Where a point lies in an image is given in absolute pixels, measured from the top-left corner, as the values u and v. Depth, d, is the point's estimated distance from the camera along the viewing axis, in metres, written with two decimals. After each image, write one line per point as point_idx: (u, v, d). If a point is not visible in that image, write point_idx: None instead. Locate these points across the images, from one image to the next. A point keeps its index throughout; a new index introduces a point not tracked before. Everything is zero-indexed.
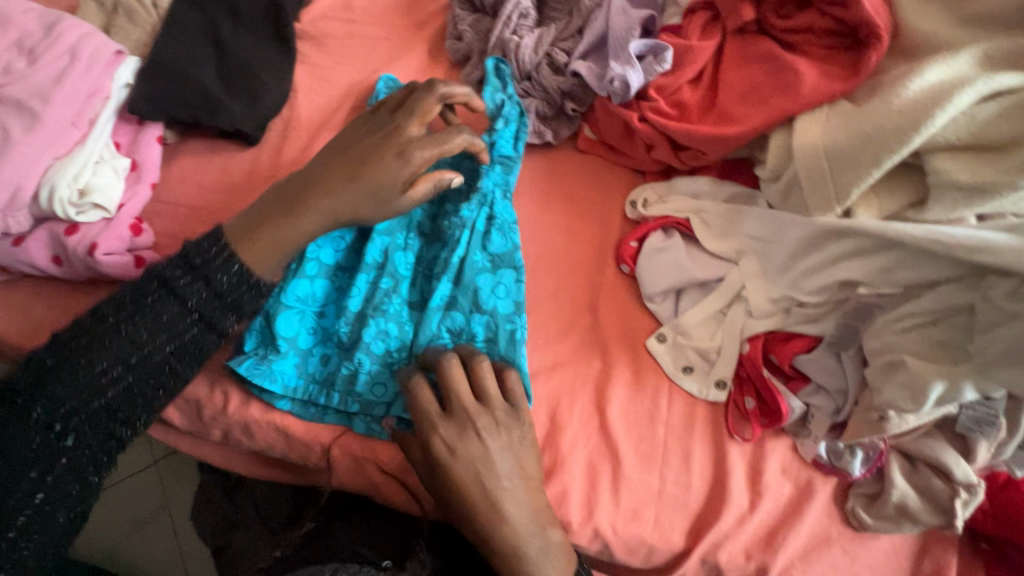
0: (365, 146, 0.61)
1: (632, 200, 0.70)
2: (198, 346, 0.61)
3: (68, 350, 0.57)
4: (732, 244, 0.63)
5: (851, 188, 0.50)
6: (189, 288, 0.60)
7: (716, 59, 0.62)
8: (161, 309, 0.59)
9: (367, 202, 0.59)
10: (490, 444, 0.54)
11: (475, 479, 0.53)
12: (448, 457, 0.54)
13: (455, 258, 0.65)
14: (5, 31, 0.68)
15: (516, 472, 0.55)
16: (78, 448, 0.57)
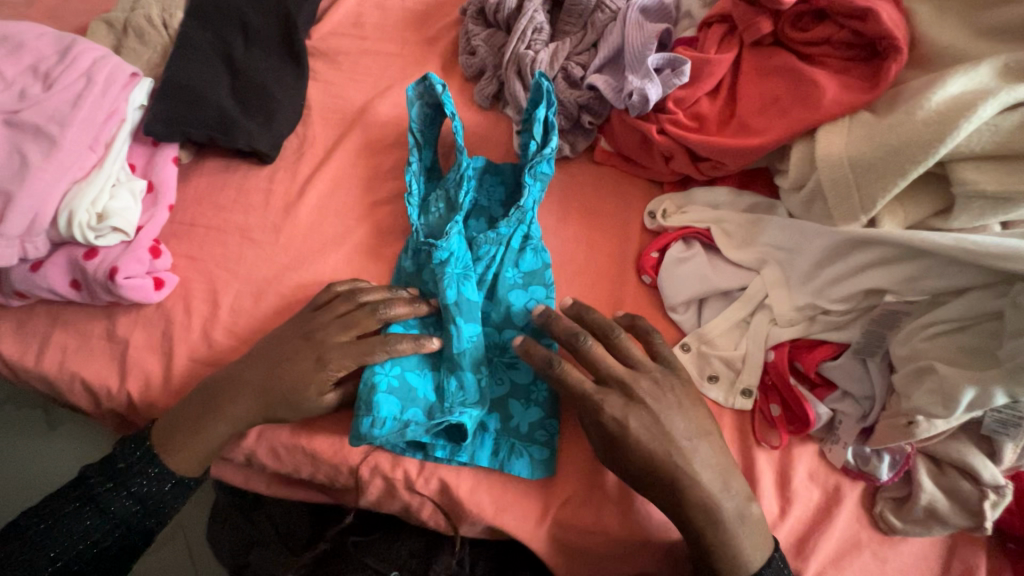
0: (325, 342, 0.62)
1: (651, 211, 0.70)
2: (125, 547, 0.63)
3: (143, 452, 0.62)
4: (754, 253, 0.63)
5: (877, 199, 0.51)
6: (145, 484, 0.61)
7: (734, 70, 0.63)
8: (95, 530, 0.60)
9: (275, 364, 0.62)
10: (653, 404, 0.57)
11: (658, 440, 0.56)
12: (627, 431, 0.56)
13: (489, 275, 0.66)
14: (20, 57, 0.67)
15: (694, 429, 0.57)
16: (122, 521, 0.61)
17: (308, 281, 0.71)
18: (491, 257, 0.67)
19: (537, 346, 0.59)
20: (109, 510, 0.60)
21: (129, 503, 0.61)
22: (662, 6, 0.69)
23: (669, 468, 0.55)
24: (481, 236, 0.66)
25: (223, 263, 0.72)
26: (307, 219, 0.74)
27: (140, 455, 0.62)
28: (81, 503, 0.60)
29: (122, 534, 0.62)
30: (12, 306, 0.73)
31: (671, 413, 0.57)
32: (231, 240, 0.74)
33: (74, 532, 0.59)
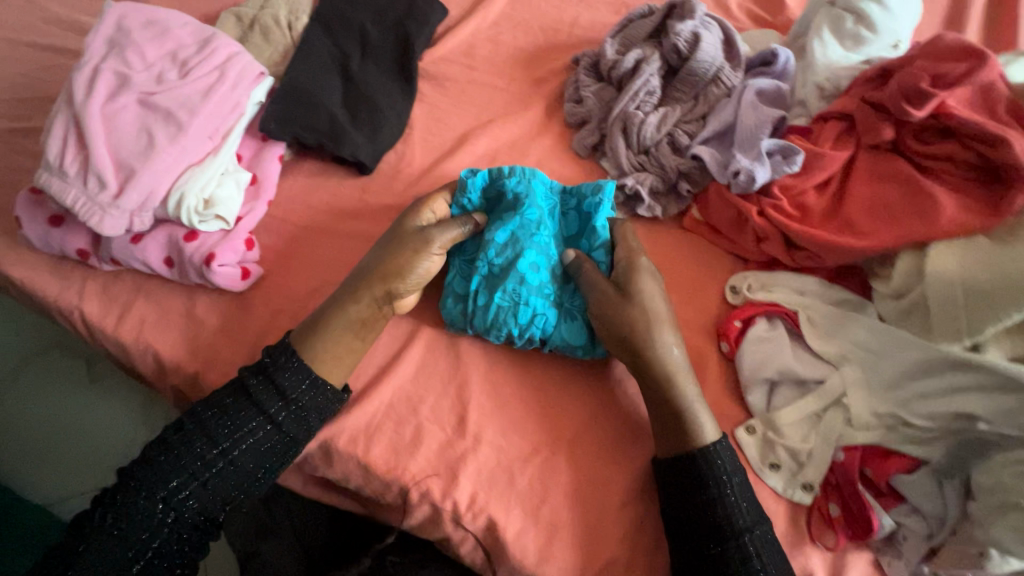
0: (405, 240, 0.67)
1: (733, 285, 0.71)
2: (274, 448, 0.61)
3: (257, 370, 0.62)
4: (836, 348, 0.63)
5: (986, 326, 0.51)
6: (289, 376, 0.61)
7: (845, 168, 0.63)
8: (249, 420, 0.60)
9: (396, 246, 0.66)
10: (656, 281, 0.67)
11: (655, 278, 0.68)
12: (640, 286, 0.65)
13: (536, 312, 0.66)
14: (163, 42, 0.70)
15: (678, 337, 0.64)
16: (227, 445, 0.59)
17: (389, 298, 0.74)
18: (536, 307, 0.66)
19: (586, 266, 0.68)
20: (259, 400, 0.60)
21: (275, 392, 0.61)
22: (779, 92, 0.69)
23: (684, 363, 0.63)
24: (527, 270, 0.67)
25: (308, 263, 0.75)
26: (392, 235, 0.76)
27: (278, 353, 0.62)
28: (237, 397, 0.60)
29: (272, 429, 0.60)
30: (101, 269, 0.75)
31: (661, 297, 0.65)
32: (320, 243, 0.76)
33: (236, 422, 0.59)
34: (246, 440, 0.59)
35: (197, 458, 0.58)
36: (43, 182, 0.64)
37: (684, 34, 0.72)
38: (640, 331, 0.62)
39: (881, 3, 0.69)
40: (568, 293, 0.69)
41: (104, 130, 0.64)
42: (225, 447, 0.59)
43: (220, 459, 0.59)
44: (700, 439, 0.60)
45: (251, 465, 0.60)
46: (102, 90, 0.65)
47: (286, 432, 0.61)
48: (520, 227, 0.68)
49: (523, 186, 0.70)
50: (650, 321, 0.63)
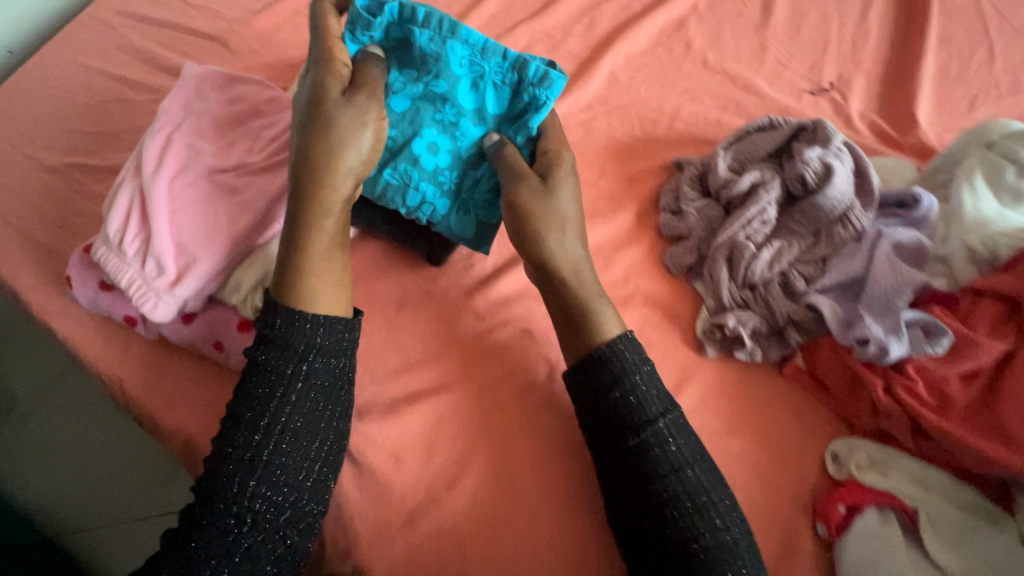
0: (325, 114, 0.58)
1: (835, 452, 0.63)
2: (317, 418, 0.54)
3: (264, 336, 0.55)
4: (963, 564, 0.53)
5: None
6: (297, 328, 0.54)
7: (1000, 360, 0.54)
8: (274, 398, 0.53)
9: (315, 124, 0.58)
10: (570, 183, 0.64)
11: (575, 198, 0.64)
12: (557, 182, 0.62)
13: (432, 190, 0.66)
14: (242, 116, 0.65)
15: (579, 233, 0.63)
16: (261, 436, 0.52)
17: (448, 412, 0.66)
18: (427, 196, 0.66)
19: (507, 151, 0.63)
20: (276, 364, 0.53)
21: (285, 353, 0.54)
22: (921, 247, 0.60)
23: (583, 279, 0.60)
24: (430, 152, 0.65)
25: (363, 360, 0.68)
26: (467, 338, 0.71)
27: (272, 314, 0.55)
28: (253, 370, 0.54)
29: (306, 387, 0.54)
30: (147, 337, 0.70)
31: (571, 200, 0.63)
32: (379, 340, 0.70)
33: (260, 405, 0.53)
34: (286, 411, 0.53)
35: (246, 450, 0.51)
36: (98, 258, 0.59)
37: (814, 164, 0.63)
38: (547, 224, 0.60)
39: None
40: (460, 181, 0.67)
41: (169, 208, 0.59)
42: (266, 431, 0.52)
43: (269, 440, 0.52)
44: (602, 334, 0.58)
45: (301, 450, 0.53)
46: (172, 165, 0.61)
47: (323, 384, 0.55)
48: (422, 97, 0.65)
49: (435, 49, 0.63)
50: (571, 213, 0.62)
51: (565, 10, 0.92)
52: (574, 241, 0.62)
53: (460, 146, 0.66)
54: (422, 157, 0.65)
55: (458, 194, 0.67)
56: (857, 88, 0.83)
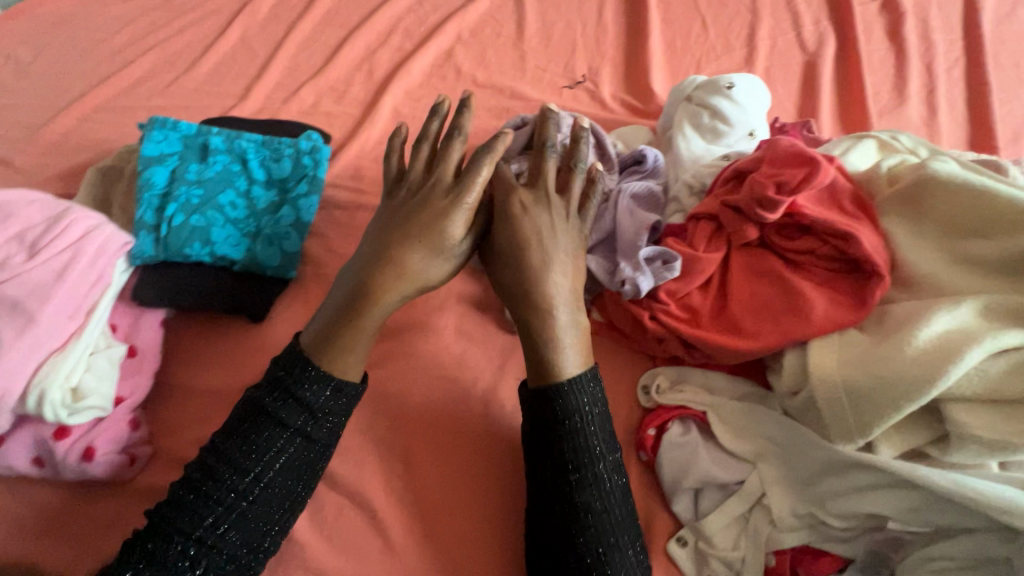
0: (428, 201, 0.64)
1: (644, 385, 0.69)
2: (299, 470, 0.57)
3: (279, 383, 0.58)
4: (750, 445, 0.62)
5: (874, 426, 0.50)
6: (308, 387, 0.57)
7: (722, 268, 0.64)
8: (274, 442, 0.56)
9: (400, 239, 0.62)
10: (571, 228, 0.66)
11: (566, 232, 0.65)
12: (549, 227, 0.64)
13: (242, 233, 0.75)
14: (7, 225, 0.66)
15: (569, 267, 0.64)
16: (250, 474, 0.55)
17: (361, 475, 0.64)
18: (231, 235, 0.74)
19: (515, 197, 0.65)
20: (282, 418, 0.57)
21: (296, 407, 0.57)
22: (652, 193, 0.71)
23: (546, 299, 0.61)
24: (229, 206, 0.75)
25: (202, 432, 0.69)
26: (392, 386, 0.69)
27: (295, 363, 0.59)
28: (258, 419, 0.57)
29: (304, 444, 0.58)
30: None
31: (554, 231, 0.64)
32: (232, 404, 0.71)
33: (259, 446, 0.56)
34: (276, 459, 0.56)
35: (234, 485, 0.55)
36: None
37: (554, 144, 0.73)
38: (504, 249, 0.64)
39: (730, 98, 0.72)
40: (264, 223, 0.76)
41: None
42: (254, 474, 0.55)
43: (256, 481, 0.55)
44: (563, 373, 0.59)
45: (276, 496, 0.56)
46: None
47: (323, 445, 0.59)
48: (220, 173, 0.77)
49: (227, 143, 0.79)
50: (553, 243, 0.64)
51: (344, 64, 1.00)
52: (560, 270, 0.63)
53: (257, 204, 0.77)
54: (225, 210, 0.75)
55: (263, 233, 0.75)
56: (605, 74, 0.96)
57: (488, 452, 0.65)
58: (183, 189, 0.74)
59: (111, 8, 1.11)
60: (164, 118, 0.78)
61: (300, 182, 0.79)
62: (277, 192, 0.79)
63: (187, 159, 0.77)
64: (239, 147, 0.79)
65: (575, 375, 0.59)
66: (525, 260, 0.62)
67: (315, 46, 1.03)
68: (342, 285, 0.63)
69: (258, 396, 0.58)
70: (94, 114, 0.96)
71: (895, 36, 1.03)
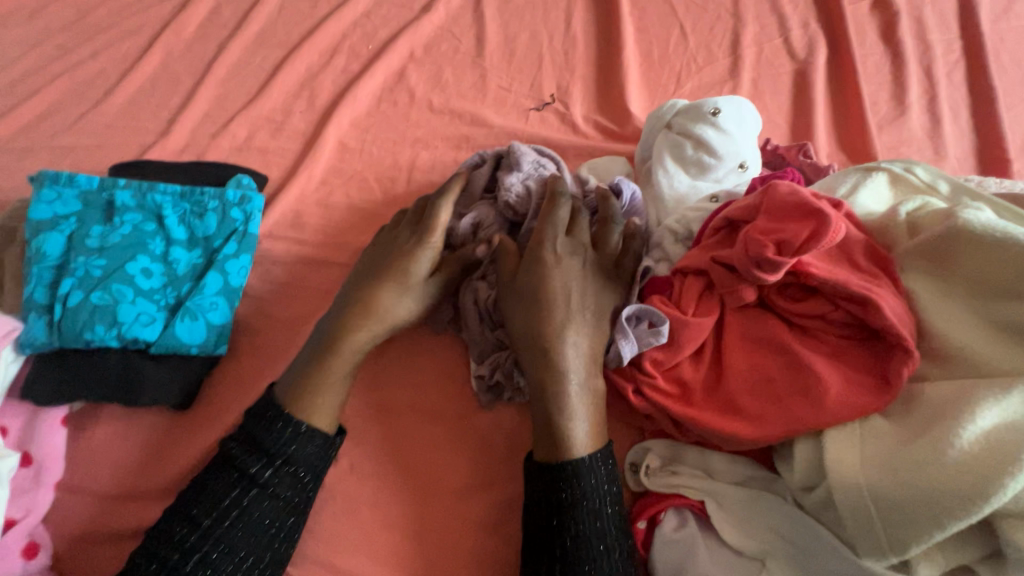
0: (399, 247, 0.67)
1: (631, 464, 0.60)
2: (262, 527, 0.54)
3: (243, 429, 0.57)
4: (757, 541, 0.53)
5: (911, 544, 0.41)
6: (270, 432, 0.56)
7: (716, 332, 0.55)
8: (233, 493, 0.54)
9: (371, 281, 0.65)
10: (581, 276, 0.61)
11: (580, 279, 0.61)
12: (555, 272, 0.61)
13: (157, 308, 0.63)
14: None
15: (590, 319, 0.60)
16: (205, 529, 0.53)
17: (353, 564, 0.57)
18: (143, 312, 0.63)
19: (508, 252, 0.65)
20: (241, 464, 0.55)
21: (259, 455, 0.56)
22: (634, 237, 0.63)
23: (557, 355, 0.57)
24: (140, 276, 0.64)
25: (116, 549, 0.59)
26: (407, 452, 0.62)
27: (262, 409, 0.58)
28: (220, 468, 0.56)
29: (262, 495, 0.55)
30: None
31: (582, 292, 0.60)
32: (151, 512, 0.60)
33: (217, 497, 0.54)
34: (234, 513, 0.54)
35: (187, 542, 0.52)
36: None
37: (513, 189, 0.67)
38: (523, 299, 0.60)
39: (716, 126, 0.63)
40: (185, 294, 0.65)
41: None
42: (209, 527, 0.53)
43: (209, 538, 0.52)
44: (571, 444, 0.54)
45: (233, 558, 0.53)
46: None
47: (281, 496, 0.55)
48: (128, 236, 0.65)
49: (137, 199, 0.68)
50: (564, 297, 0.60)
51: (281, 90, 0.88)
52: (579, 332, 0.58)
53: (175, 270, 0.66)
54: (134, 282, 0.63)
55: (183, 306, 0.64)
56: (575, 92, 0.86)
57: (465, 515, 0.60)
58: (83, 259, 0.63)
59: (12, 29, 0.98)
60: (60, 172, 0.67)
61: (227, 242, 0.68)
62: (200, 254, 0.68)
63: (87, 221, 0.65)
64: (153, 203, 0.68)
65: (589, 455, 0.53)
66: (542, 316, 0.58)
67: (249, 69, 0.92)
68: (325, 333, 0.62)
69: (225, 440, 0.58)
70: None
71: (890, 37, 0.94)
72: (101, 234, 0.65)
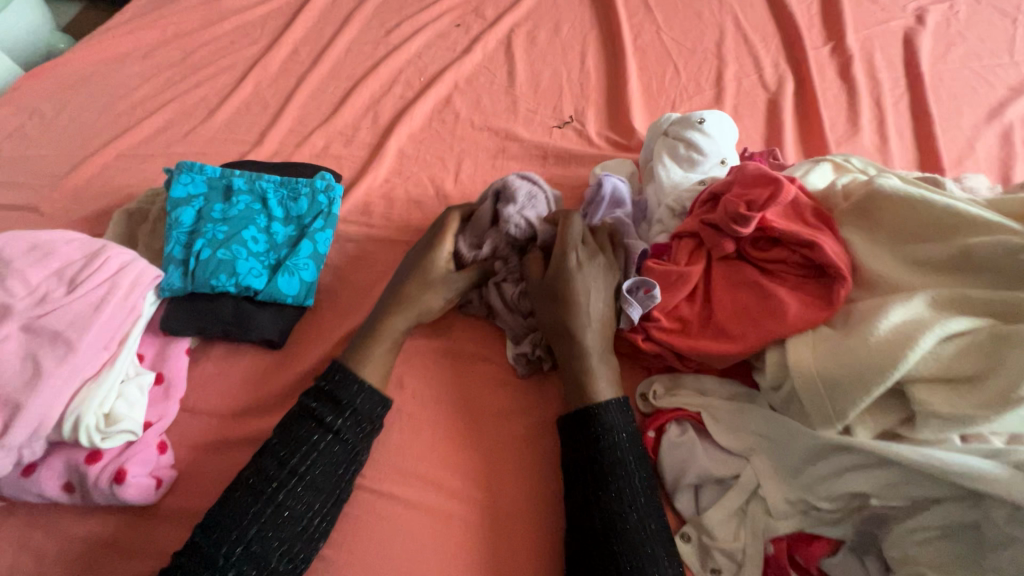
0: (419, 267, 0.80)
1: (642, 392, 0.75)
2: (336, 470, 0.66)
3: (315, 385, 0.70)
4: (743, 440, 0.67)
5: (849, 409, 0.56)
6: (341, 390, 0.68)
7: (705, 279, 0.71)
8: (313, 439, 0.66)
9: (399, 292, 0.78)
10: (601, 274, 0.74)
11: (601, 276, 0.74)
12: (579, 273, 0.73)
13: (263, 266, 0.81)
14: (47, 262, 0.71)
15: (608, 307, 0.73)
16: (291, 457, 0.64)
17: (433, 496, 0.69)
18: (253, 268, 0.80)
19: (533, 261, 0.78)
20: (317, 416, 0.67)
21: (331, 408, 0.68)
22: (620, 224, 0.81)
23: (580, 341, 0.70)
24: (251, 241, 0.82)
25: (226, 454, 0.73)
26: (469, 409, 0.75)
27: (331, 373, 0.70)
28: (297, 420, 0.67)
29: (334, 440, 0.66)
30: None
31: (602, 293, 0.72)
32: (255, 425, 0.74)
33: (299, 442, 0.65)
34: (313, 456, 0.65)
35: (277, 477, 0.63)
36: None
37: (515, 219, 0.78)
38: (552, 297, 0.73)
39: (702, 131, 0.82)
40: (284, 256, 0.82)
41: None
42: (293, 464, 0.64)
43: (293, 475, 0.64)
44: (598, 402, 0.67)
45: (313, 493, 0.64)
46: None
47: (348, 442, 0.67)
48: (242, 212, 0.84)
49: (248, 185, 0.87)
50: (585, 292, 0.72)
51: (351, 111, 1.09)
52: (598, 320, 0.72)
53: (276, 239, 0.83)
54: (247, 245, 0.81)
55: (282, 265, 0.81)
56: (589, 115, 1.06)
57: (526, 458, 0.72)
58: (211, 227, 0.81)
59: (131, 66, 1.21)
60: (193, 163, 0.87)
61: (316, 219, 0.86)
62: (295, 227, 0.85)
63: (214, 200, 0.84)
64: (260, 188, 0.86)
65: (613, 404, 0.67)
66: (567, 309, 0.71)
67: (323, 96, 1.13)
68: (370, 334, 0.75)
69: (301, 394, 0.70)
70: (117, 162, 1.04)
71: (846, 75, 1.15)
72: (223, 209, 0.84)
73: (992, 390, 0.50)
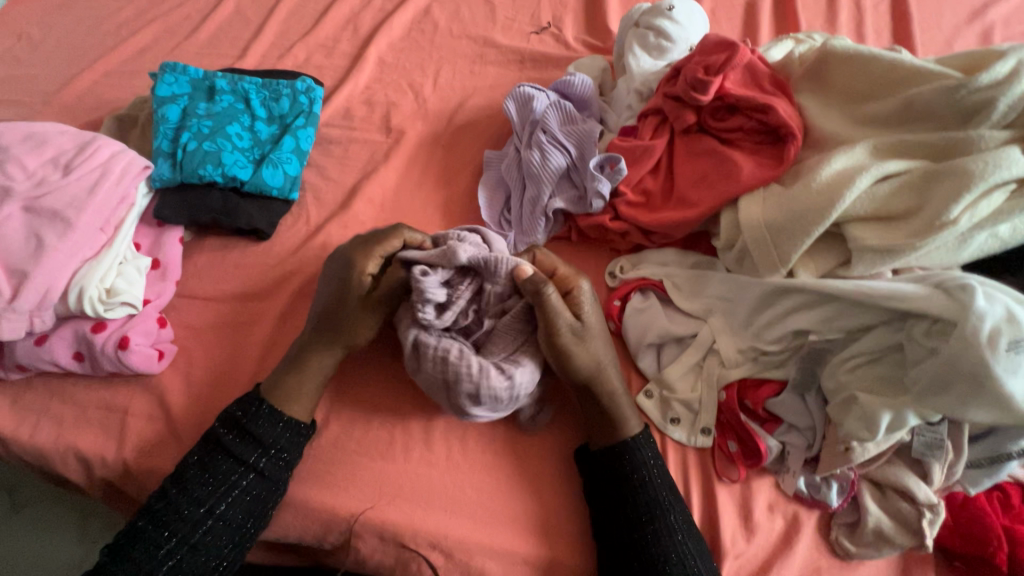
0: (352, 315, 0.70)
1: (610, 270, 0.78)
2: (256, 500, 0.63)
3: (233, 451, 0.65)
4: (700, 303, 0.71)
5: (792, 252, 0.61)
6: (261, 424, 0.65)
7: (669, 154, 0.75)
8: (231, 473, 0.63)
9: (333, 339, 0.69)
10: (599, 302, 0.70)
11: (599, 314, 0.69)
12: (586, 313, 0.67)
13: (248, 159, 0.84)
14: (42, 150, 0.75)
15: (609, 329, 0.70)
16: (202, 533, 0.60)
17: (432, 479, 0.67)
18: (238, 160, 0.83)
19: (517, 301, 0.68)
20: (237, 453, 0.63)
21: (250, 442, 0.64)
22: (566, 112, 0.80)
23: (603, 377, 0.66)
24: (235, 136, 0.85)
25: (223, 333, 0.78)
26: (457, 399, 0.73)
27: (252, 404, 0.66)
28: (214, 452, 0.64)
29: (257, 478, 0.63)
30: (10, 379, 0.75)
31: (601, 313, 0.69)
32: (248, 308, 0.79)
33: (219, 477, 0.62)
34: (230, 495, 0.62)
35: (190, 514, 0.60)
36: None
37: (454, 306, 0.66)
38: (562, 349, 0.65)
39: (671, 18, 0.83)
40: (268, 151, 0.86)
41: None
42: (207, 516, 0.61)
43: (206, 516, 0.61)
44: (627, 432, 0.65)
45: (229, 531, 0.61)
46: None
47: (271, 478, 0.64)
48: (226, 110, 0.87)
49: (231, 85, 0.90)
50: (598, 334, 0.67)
51: (331, 24, 1.10)
52: (610, 358, 0.68)
53: (260, 136, 0.87)
54: (231, 139, 0.84)
55: (266, 159, 0.85)
56: (567, 21, 1.07)
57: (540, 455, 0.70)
58: (195, 122, 0.84)
59: None
60: (177, 65, 0.89)
61: (298, 117, 0.89)
62: (277, 126, 0.89)
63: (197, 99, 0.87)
64: (242, 89, 0.90)
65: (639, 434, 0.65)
66: (585, 347, 0.66)
67: (304, 11, 1.13)
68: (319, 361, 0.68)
69: (216, 447, 0.65)
70: (106, 78, 1.06)
71: None
72: (207, 107, 0.87)
73: (918, 222, 0.55)
